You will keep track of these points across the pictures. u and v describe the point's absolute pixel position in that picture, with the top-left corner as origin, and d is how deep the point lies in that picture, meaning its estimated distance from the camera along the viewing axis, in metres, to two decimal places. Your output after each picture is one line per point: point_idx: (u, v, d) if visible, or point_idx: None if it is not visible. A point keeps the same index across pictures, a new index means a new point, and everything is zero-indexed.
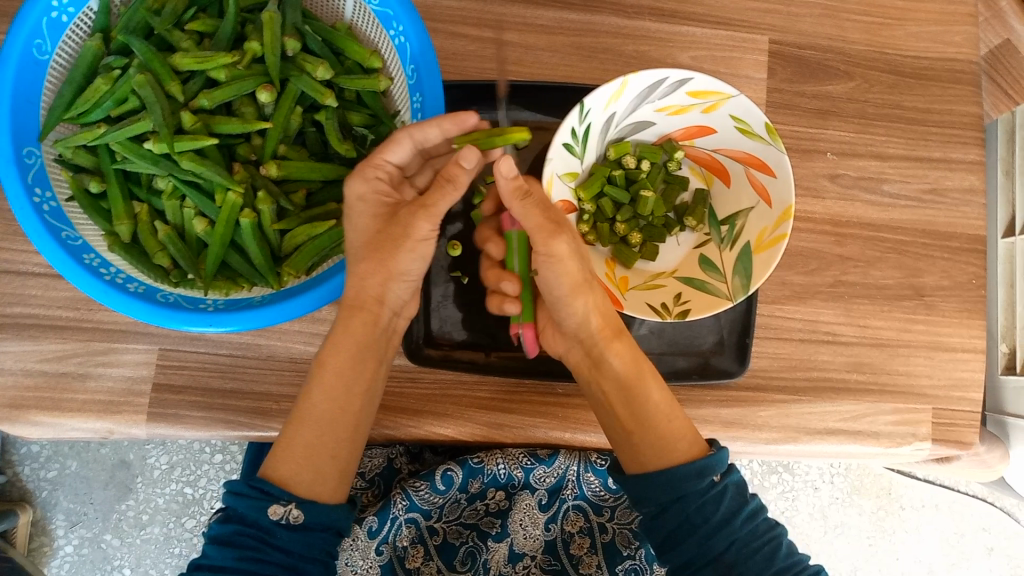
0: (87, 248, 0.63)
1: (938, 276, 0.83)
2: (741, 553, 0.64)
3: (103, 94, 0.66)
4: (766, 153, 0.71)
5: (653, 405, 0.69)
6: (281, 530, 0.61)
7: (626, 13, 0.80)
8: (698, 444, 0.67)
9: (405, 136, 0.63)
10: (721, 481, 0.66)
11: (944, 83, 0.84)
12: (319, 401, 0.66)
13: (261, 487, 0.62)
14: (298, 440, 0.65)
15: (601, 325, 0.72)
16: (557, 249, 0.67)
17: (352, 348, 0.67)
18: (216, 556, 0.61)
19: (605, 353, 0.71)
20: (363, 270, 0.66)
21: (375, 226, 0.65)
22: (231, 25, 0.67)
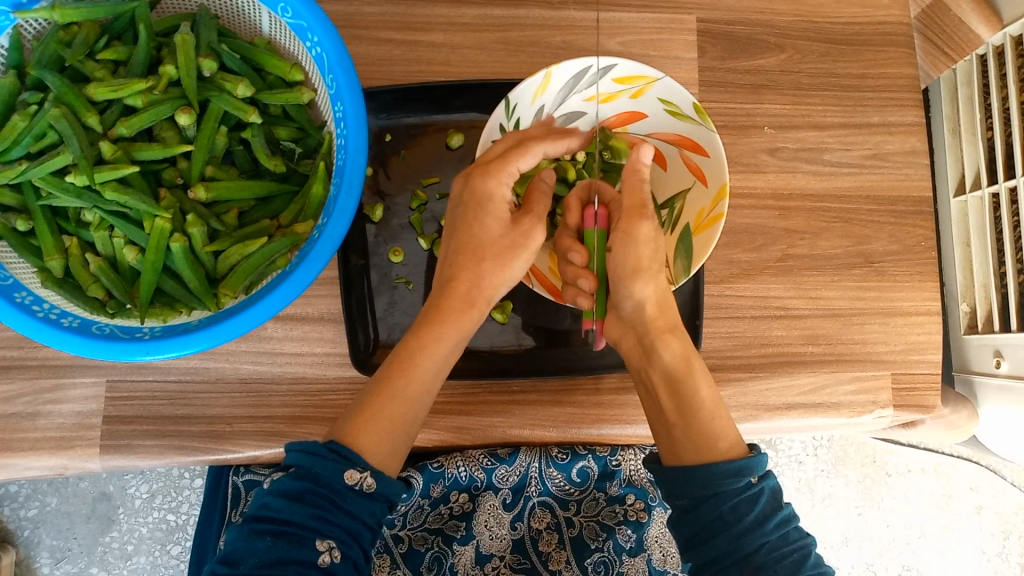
0: (18, 286, 0.62)
1: (887, 242, 0.82)
2: (770, 558, 0.61)
3: (21, 131, 0.66)
4: (698, 133, 0.71)
5: (702, 400, 0.68)
6: (354, 496, 0.58)
7: (549, 4, 0.80)
8: (739, 446, 0.66)
9: (537, 149, 0.69)
10: (757, 483, 0.64)
11: (877, 47, 0.84)
12: (411, 381, 0.65)
13: (340, 449, 0.59)
14: (385, 413, 0.63)
15: (661, 314, 0.71)
16: (638, 230, 0.67)
17: (454, 335, 0.67)
18: (281, 509, 0.56)
19: (657, 339, 0.70)
20: (478, 268, 0.68)
21: (500, 229, 0.69)
22: (144, 51, 0.67)
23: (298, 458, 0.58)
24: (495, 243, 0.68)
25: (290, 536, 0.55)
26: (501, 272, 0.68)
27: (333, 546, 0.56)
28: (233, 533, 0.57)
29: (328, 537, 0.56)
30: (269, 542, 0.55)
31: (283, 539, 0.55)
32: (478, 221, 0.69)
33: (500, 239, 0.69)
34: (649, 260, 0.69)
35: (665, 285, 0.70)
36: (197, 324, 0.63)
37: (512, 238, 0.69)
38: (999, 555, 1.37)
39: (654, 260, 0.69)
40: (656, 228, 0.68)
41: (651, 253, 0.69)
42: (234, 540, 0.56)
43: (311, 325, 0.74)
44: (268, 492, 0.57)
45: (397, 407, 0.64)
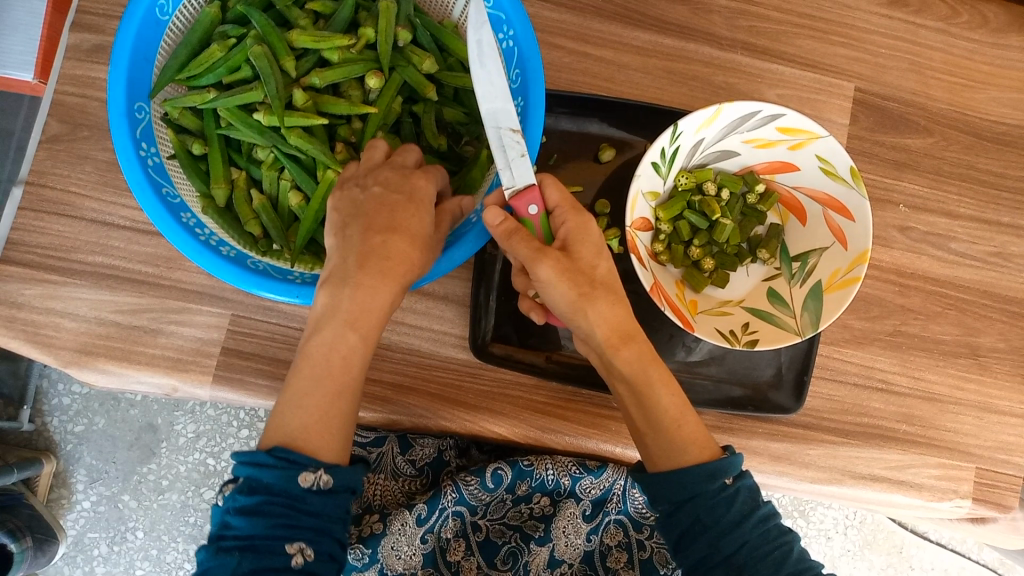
0: (184, 207, 0.63)
1: (995, 338, 0.84)
2: (751, 556, 0.62)
3: (216, 60, 0.68)
4: (847, 196, 0.72)
5: (665, 408, 0.66)
6: (313, 496, 0.56)
7: (719, 45, 0.82)
8: (710, 447, 0.65)
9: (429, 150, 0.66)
10: (732, 483, 0.64)
11: (1020, 150, 0.86)
12: (338, 364, 0.59)
13: (288, 456, 0.55)
14: (315, 402, 0.58)
15: (612, 332, 0.65)
16: (540, 273, 0.61)
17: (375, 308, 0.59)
18: (242, 526, 0.55)
19: (612, 356, 0.65)
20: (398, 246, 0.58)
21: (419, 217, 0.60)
22: (348, 11, 0.69)
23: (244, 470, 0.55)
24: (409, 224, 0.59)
25: (257, 549, 0.54)
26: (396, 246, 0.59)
27: (304, 547, 0.56)
28: (201, 554, 0.56)
29: (296, 539, 0.55)
30: (238, 558, 0.54)
31: (251, 553, 0.54)
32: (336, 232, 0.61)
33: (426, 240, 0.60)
34: (576, 289, 0.63)
35: (610, 303, 0.65)
36: None
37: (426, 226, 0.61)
38: None
39: (580, 284, 0.63)
40: (564, 261, 0.62)
41: (574, 284, 0.63)
42: (204, 561, 0.55)
43: (435, 302, 0.75)
44: (228, 509, 0.56)
45: (331, 396, 0.58)
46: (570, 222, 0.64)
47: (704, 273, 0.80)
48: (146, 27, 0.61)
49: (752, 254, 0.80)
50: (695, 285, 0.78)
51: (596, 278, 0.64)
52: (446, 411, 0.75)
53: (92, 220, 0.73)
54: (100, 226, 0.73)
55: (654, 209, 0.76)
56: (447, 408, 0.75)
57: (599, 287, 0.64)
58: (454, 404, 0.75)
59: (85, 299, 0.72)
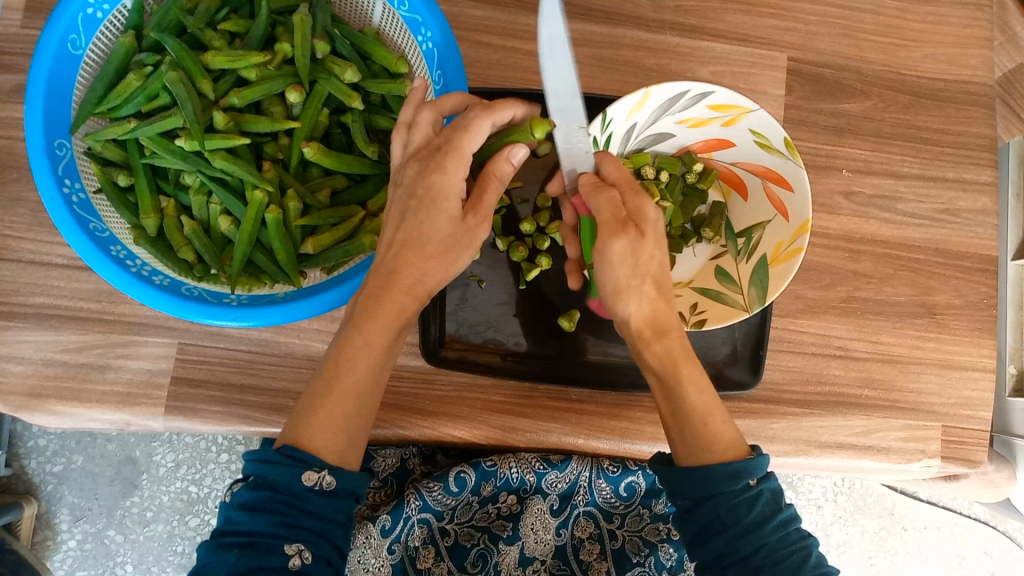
0: (113, 240, 0.62)
1: (950, 295, 0.83)
2: (769, 559, 0.60)
3: (134, 90, 0.67)
4: (785, 168, 0.71)
5: (692, 405, 0.63)
6: (315, 496, 0.57)
7: (648, 27, 0.82)
8: (736, 448, 0.61)
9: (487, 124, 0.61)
10: (757, 485, 0.61)
11: (959, 105, 0.86)
12: (359, 371, 0.61)
13: (293, 454, 0.57)
14: (339, 411, 0.60)
15: (646, 324, 0.63)
16: (608, 250, 0.60)
17: (392, 319, 0.62)
18: (244, 522, 0.57)
19: (644, 351, 0.64)
20: (425, 264, 0.62)
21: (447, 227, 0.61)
22: (263, 27, 0.68)
23: (253, 465, 0.57)
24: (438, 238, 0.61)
25: (257, 546, 0.56)
26: (417, 232, 0.61)
27: (302, 548, 0.57)
28: (205, 547, 0.58)
29: (295, 540, 0.57)
30: (237, 555, 0.56)
31: (251, 549, 0.56)
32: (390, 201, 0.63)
33: (448, 239, 0.62)
34: (627, 278, 0.62)
35: (650, 297, 0.63)
36: (284, 296, 0.63)
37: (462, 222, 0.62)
38: None
39: (633, 277, 0.62)
40: (634, 246, 0.61)
41: (630, 272, 0.61)
42: (206, 554, 0.58)
43: None
44: (231, 506, 0.58)
45: (350, 405, 0.61)
46: (631, 199, 0.62)
47: None
48: (58, 63, 0.61)
49: (697, 234, 0.81)
50: None
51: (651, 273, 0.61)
52: (404, 419, 0.75)
53: (29, 261, 0.72)
54: (38, 267, 0.72)
55: None
56: (405, 417, 0.75)
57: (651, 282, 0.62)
58: (412, 411, 0.75)
59: (29, 342, 0.71)
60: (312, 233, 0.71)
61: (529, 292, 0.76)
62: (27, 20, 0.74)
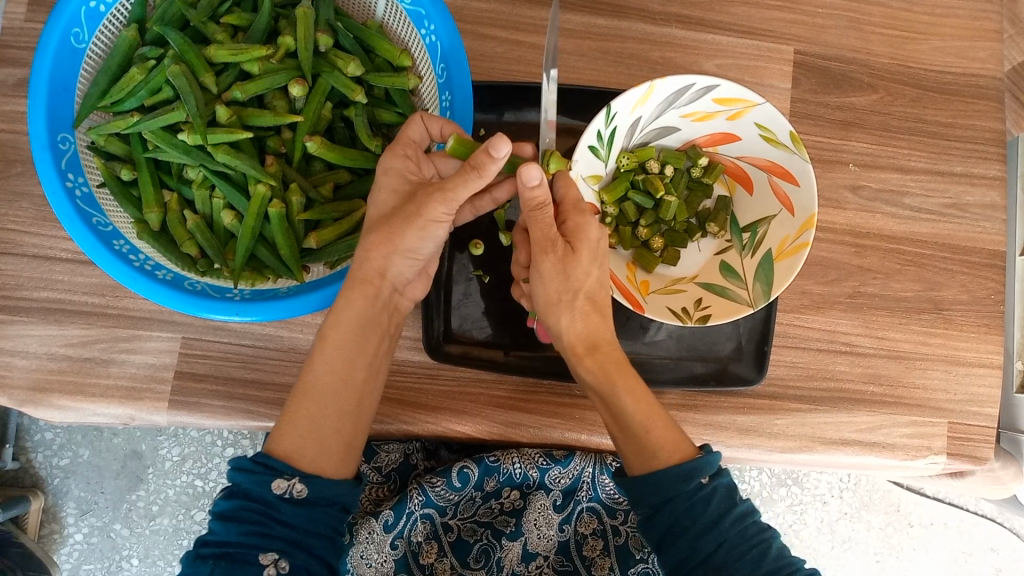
0: (117, 234, 0.63)
1: (957, 291, 0.83)
2: (729, 556, 0.61)
3: (137, 83, 0.67)
4: (789, 162, 0.71)
5: (632, 416, 0.65)
6: (285, 504, 0.58)
7: (653, 20, 0.81)
8: (683, 449, 0.63)
9: (417, 118, 0.63)
10: (709, 482, 0.62)
11: (967, 98, 0.85)
12: (322, 373, 0.64)
13: (265, 461, 0.59)
14: (300, 412, 0.62)
15: (579, 340, 0.66)
16: (542, 267, 0.63)
17: (355, 318, 0.64)
18: (220, 533, 0.58)
19: (579, 366, 0.67)
20: (368, 238, 0.63)
21: (391, 203, 0.63)
22: (265, 20, 0.68)
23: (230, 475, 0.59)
24: (385, 218, 0.63)
25: (231, 557, 0.57)
26: (388, 245, 0.63)
27: (277, 558, 0.58)
28: (184, 560, 0.59)
29: (270, 550, 0.58)
30: (212, 566, 0.57)
31: (226, 561, 0.57)
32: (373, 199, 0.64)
33: (390, 212, 0.63)
34: (560, 292, 0.64)
35: (582, 311, 0.66)
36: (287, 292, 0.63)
37: (404, 208, 0.62)
38: None
39: (566, 292, 0.64)
40: (563, 262, 0.63)
41: (561, 286, 0.64)
42: (185, 567, 0.59)
43: None
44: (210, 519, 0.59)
45: (313, 405, 0.63)
46: (569, 219, 0.64)
47: (656, 252, 0.79)
48: (60, 57, 0.61)
49: (702, 229, 0.80)
50: (646, 265, 0.78)
51: (581, 289, 0.65)
52: (407, 415, 0.74)
53: (33, 255, 0.72)
54: (42, 261, 0.72)
55: (597, 192, 0.75)
56: (407, 412, 0.75)
57: (583, 296, 0.65)
58: (415, 407, 0.74)
59: (33, 336, 0.71)
60: (315, 227, 0.70)
61: None
62: (30, 14, 0.74)
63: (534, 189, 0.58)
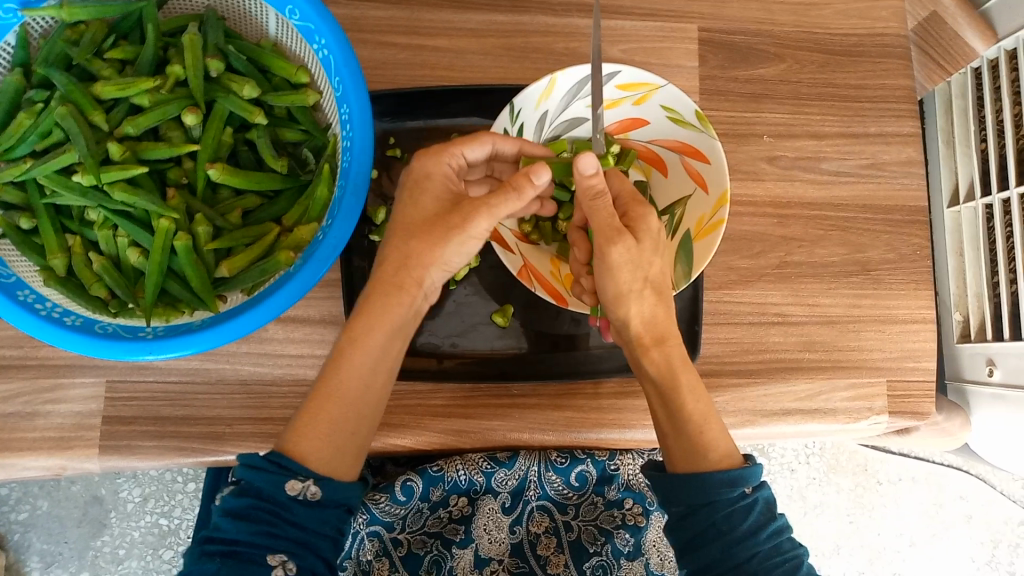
0: (20, 284, 0.61)
1: (883, 250, 0.84)
2: (760, 566, 0.63)
3: (26, 128, 0.65)
4: (699, 140, 0.71)
5: (691, 413, 0.67)
6: (298, 505, 0.58)
7: (554, 11, 0.81)
8: (732, 457, 0.66)
9: (487, 139, 0.68)
10: (752, 493, 0.65)
11: (874, 58, 0.86)
12: (349, 378, 0.63)
13: (279, 461, 0.59)
14: (324, 414, 0.62)
15: (645, 330, 0.68)
16: (612, 256, 0.65)
17: (386, 327, 0.65)
18: (229, 531, 0.57)
19: (642, 357, 0.69)
20: (410, 246, 0.65)
21: (434, 209, 0.66)
22: (151, 50, 0.67)
23: (243, 473, 0.59)
24: (426, 221, 0.66)
25: (239, 555, 0.56)
26: (432, 251, 0.65)
27: (285, 559, 0.57)
28: (187, 558, 0.58)
29: (278, 550, 0.57)
30: (218, 564, 0.56)
31: (233, 559, 0.56)
32: (411, 201, 0.67)
33: (431, 217, 0.66)
34: (629, 282, 0.66)
35: (651, 301, 0.68)
36: (201, 324, 0.62)
37: (447, 218, 0.65)
38: (988, 563, 1.37)
39: (634, 282, 0.66)
40: (633, 250, 0.65)
41: (632, 274, 0.66)
42: (188, 563, 0.57)
43: (312, 326, 0.74)
44: (218, 513, 0.58)
45: (335, 409, 0.62)
46: (631, 210, 0.67)
47: None
48: None
49: None
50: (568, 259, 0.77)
51: (650, 278, 0.66)
52: None
53: None
54: None
55: None
56: None
57: (650, 287, 0.67)
58: None
59: None
60: (227, 255, 0.69)
61: (461, 291, 0.77)
62: None
63: (590, 176, 0.63)
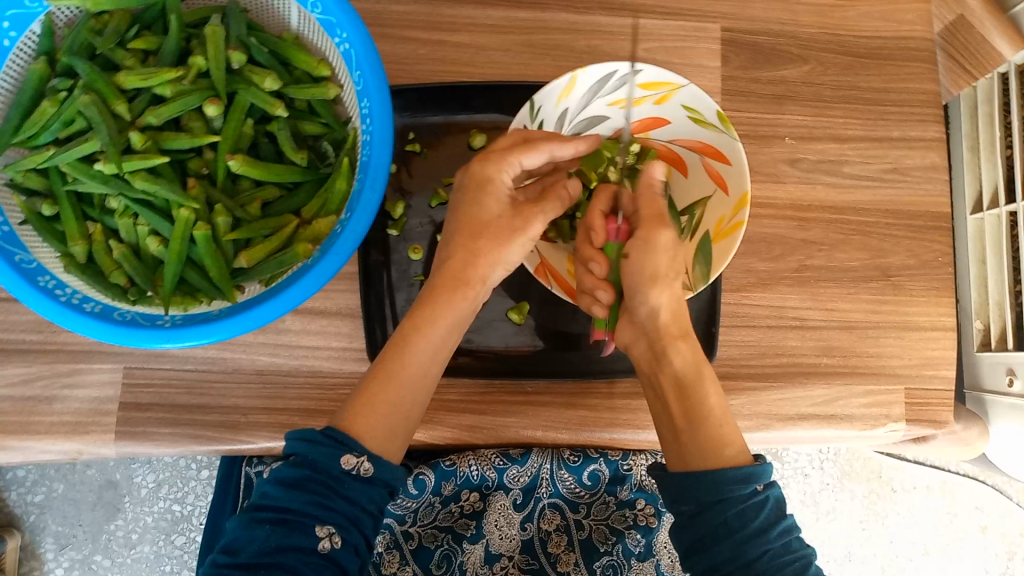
0: (42, 270, 0.62)
1: (904, 256, 0.83)
2: (771, 564, 0.61)
3: (49, 117, 0.66)
4: (721, 141, 0.70)
5: (711, 406, 0.67)
6: (351, 481, 0.58)
7: (576, 9, 0.81)
8: (746, 454, 0.65)
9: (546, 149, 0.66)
10: (762, 491, 0.63)
11: (900, 62, 0.84)
12: (412, 363, 0.65)
13: (337, 435, 0.59)
14: (384, 396, 0.63)
15: (673, 319, 0.68)
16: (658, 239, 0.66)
17: (450, 319, 0.66)
18: (279, 498, 0.57)
19: (670, 345, 0.68)
20: (476, 245, 0.66)
21: (499, 212, 0.67)
22: (175, 41, 0.67)
23: (296, 444, 0.59)
24: (493, 224, 0.66)
25: (289, 524, 0.56)
26: (497, 251, 0.66)
27: (333, 531, 0.57)
28: (235, 523, 0.58)
29: (327, 523, 0.57)
30: (269, 530, 0.56)
31: (282, 527, 0.56)
32: (477, 203, 0.67)
33: (497, 220, 0.67)
34: (667, 266, 0.67)
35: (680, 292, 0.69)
36: (218, 314, 0.63)
37: (509, 220, 0.66)
38: None
39: (671, 268, 0.67)
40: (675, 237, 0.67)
41: (670, 261, 0.67)
42: (235, 529, 0.57)
43: (329, 319, 0.74)
44: (266, 481, 0.58)
45: (394, 391, 0.63)
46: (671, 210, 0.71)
47: None
48: None
49: None
50: None
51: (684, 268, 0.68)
52: None
53: None
54: None
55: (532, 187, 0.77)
56: None
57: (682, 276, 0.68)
58: None
59: None
60: (246, 246, 0.69)
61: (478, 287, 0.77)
62: None
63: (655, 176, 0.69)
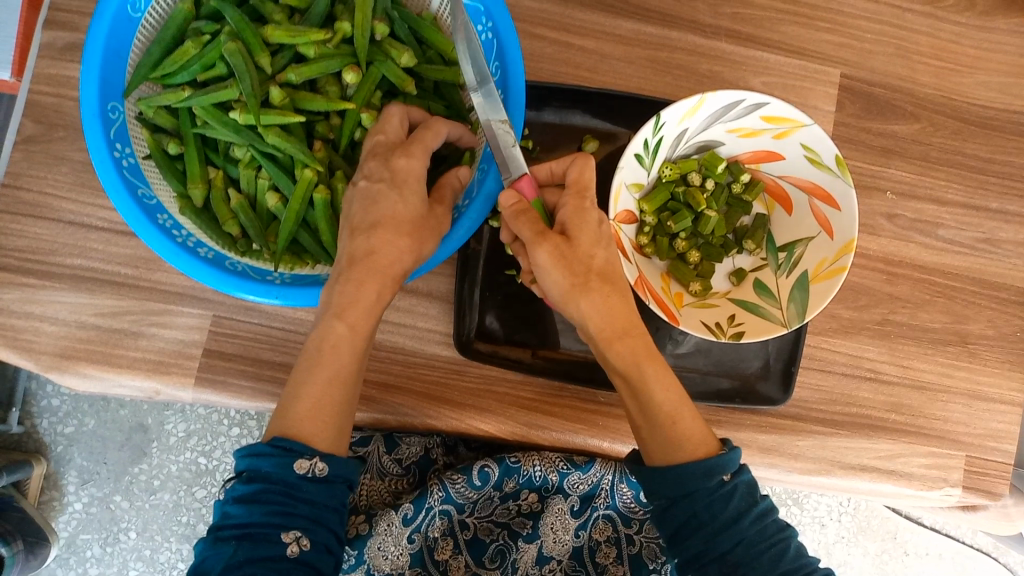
0: (160, 208, 0.62)
1: (984, 325, 0.83)
2: (748, 553, 0.61)
3: (190, 57, 0.66)
4: (832, 185, 0.71)
5: (659, 404, 0.63)
6: (307, 483, 0.57)
7: (703, 33, 0.81)
8: (708, 443, 0.63)
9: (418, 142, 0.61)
10: (730, 481, 0.62)
11: (1007, 135, 0.85)
12: (345, 360, 0.59)
13: (286, 444, 0.56)
14: (319, 395, 0.59)
15: (605, 325, 0.62)
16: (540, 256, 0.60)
17: (371, 299, 0.59)
18: (239, 515, 0.56)
19: (607, 351, 0.63)
20: (386, 238, 0.59)
21: (399, 208, 0.59)
22: (323, 5, 0.68)
23: (245, 460, 0.57)
24: (403, 222, 0.59)
25: (253, 537, 0.56)
26: (417, 252, 0.60)
27: (299, 536, 0.57)
28: (201, 544, 0.58)
29: (292, 528, 0.57)
30: (235, 547, 0.56)
31: (248, 541, 0.56)
32: (370, 207, 0.59)
33: (415, 218, 0.59)
34: (571, 278, 0.61)
35: (604, 293, 0.62)
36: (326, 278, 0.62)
37: (417, 218, 0.59)
38: None
39: (576, 274, 0.61)
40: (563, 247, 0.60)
41: (569, 273, 0.61)
42: (203, 550, 0.57)
43: (420, 299, 0.74)
44: (227, 500, 0.57)
45: (338, 391, 0.59)
46: (569, 209, 0.63)
47: (690, 265, 0.78)
48: (116, 26, 0.59)
49: (738, 245, 0.79)
50: (680, 278, 0.77)
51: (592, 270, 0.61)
52: (432, 408, 0.74)
53: (69, 222, 0.71)
54: (79, 229, 0.71)
55: (637, 201, 0.74)
56: (432, 407, 0.74)
57: (596, 278, 0.61)
58: (440, 402, 0.74)
59: (63, 303, 0.71)
60: None
61: None
62: None
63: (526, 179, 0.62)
